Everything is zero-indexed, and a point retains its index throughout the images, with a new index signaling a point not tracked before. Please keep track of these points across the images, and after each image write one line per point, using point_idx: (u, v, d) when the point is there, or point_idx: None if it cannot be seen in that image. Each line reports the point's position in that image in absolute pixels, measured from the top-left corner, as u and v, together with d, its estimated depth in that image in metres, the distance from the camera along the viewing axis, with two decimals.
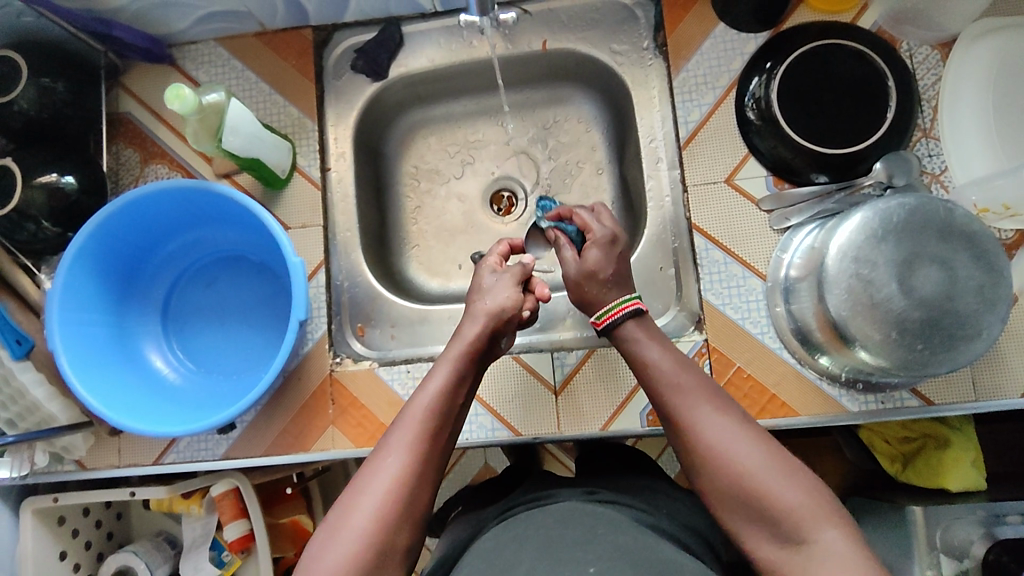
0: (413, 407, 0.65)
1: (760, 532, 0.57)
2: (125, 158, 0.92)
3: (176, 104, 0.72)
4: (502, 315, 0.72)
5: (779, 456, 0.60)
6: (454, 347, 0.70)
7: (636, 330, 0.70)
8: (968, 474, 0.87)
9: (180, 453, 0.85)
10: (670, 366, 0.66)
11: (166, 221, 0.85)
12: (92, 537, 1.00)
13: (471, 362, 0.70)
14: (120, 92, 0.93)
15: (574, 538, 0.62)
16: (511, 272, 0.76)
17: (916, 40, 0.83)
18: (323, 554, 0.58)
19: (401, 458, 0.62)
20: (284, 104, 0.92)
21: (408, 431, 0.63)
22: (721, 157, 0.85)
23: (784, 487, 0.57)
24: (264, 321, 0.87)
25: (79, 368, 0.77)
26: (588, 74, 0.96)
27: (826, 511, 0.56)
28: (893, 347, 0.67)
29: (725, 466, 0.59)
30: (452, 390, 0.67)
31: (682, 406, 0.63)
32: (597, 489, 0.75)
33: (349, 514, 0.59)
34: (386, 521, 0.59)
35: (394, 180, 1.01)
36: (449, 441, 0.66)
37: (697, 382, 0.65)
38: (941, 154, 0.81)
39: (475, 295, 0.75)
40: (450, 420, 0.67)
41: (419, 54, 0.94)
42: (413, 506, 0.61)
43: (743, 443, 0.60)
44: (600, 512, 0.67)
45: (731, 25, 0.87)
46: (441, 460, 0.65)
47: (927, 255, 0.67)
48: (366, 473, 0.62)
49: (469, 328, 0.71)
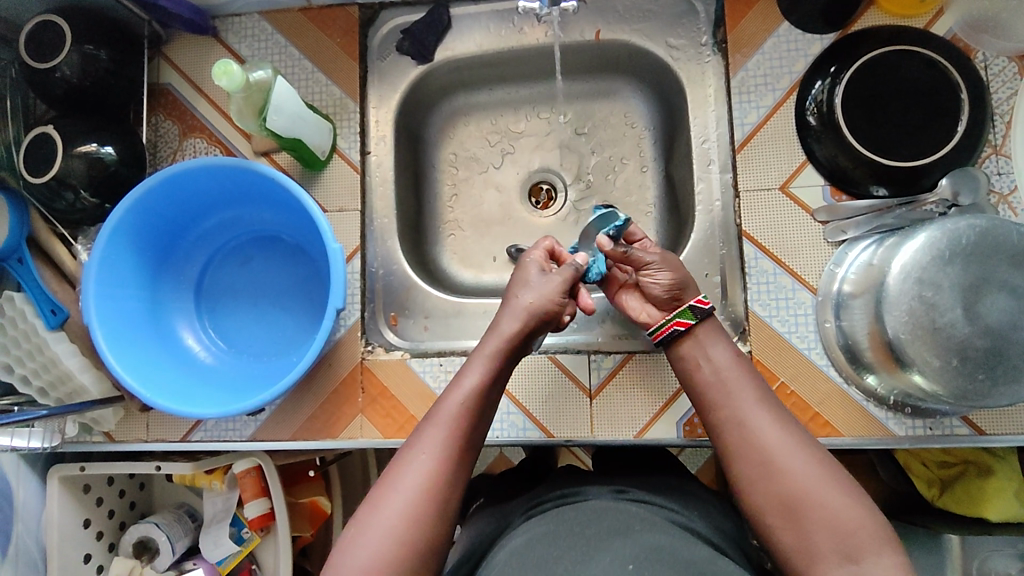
0: (448, 402, 0.64)
1: (808, 546, 0.56)
2: (164, 130, 0.91)
3: (222, 80, 0.70)
4: (544, 315, 0.70)
5: (834, 472, 0.59)
6: (490, 342, 0.68)
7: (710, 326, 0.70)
8: (1012, 506, 0.84)
9: (207, 432, 0.85)
10: (734, 372, 0.66)
11: (205, 198, 0.84)
12: (115, 506, 1.00)
13: (507, 359, 0.68)
14: (162, 62, 0.92)
15: (606, 541, 0.60)
16: (561, 275, 0.72)
17: (993, 50, 0.78)
18: (356, 550, 0.57)
19: (433, 454, 0.61)
20: (326, 84, 0.90)
21: (442, 427, 0.62)
22: (777, 163, 0.82)
23: (838, 501, 0.57)
24: (296, 303, 0.86)
25: (113, 342, 0.76)
26: (640, 67, 0.93)
27: (879, 532, 0.56)
28: (952, 375, 0.64)
29: (781, 478, 0.59)
30: (488, 388, 0.66)
31: (738, 414, 0.63)
32: (627, 487, 0.73)
33: (384, 512, 0.58)
34: (422, 523, 0.58)
35: (433, 166, 0.99)
36: (481, 437, 0.65)
37: (758, 395, 0.64)
38: (1011, 173, 0.77)
39: (514, 291, 0.73)
40: (486, 421, 0.65)
41: (467, 38, 0.91)
42: (445, 504, 0.60)
43: (799, 456, 0.60)
44: (633, 512, 0.66)
45: (796, 25, 0.83)
46: (473, 457, 0.64)
47: (995, 282, 0.64)
48: (397, 467, 0.61)
49: (507, 325, 0.69)
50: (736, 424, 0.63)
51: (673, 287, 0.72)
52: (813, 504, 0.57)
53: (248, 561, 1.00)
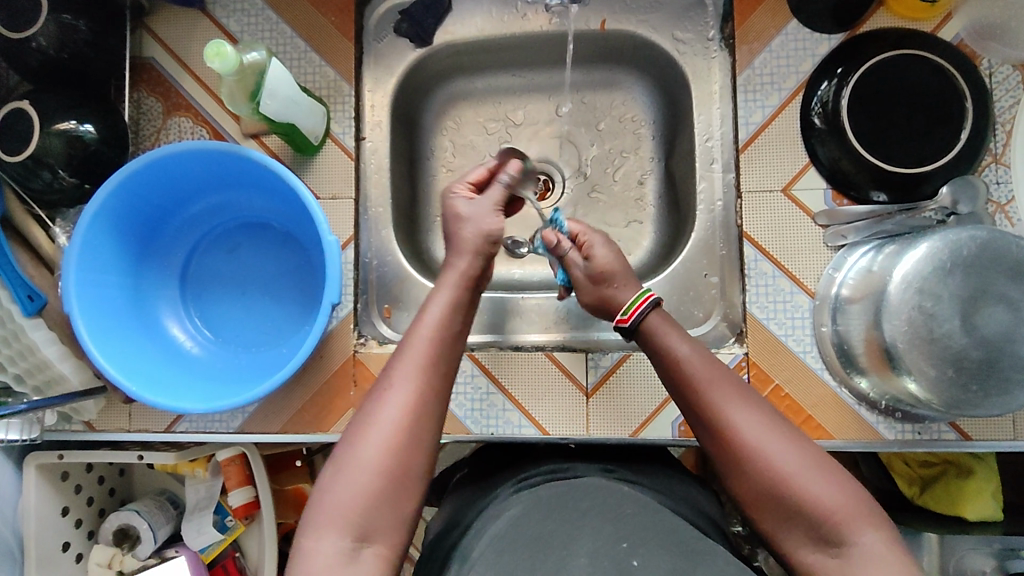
0: (413, 337, 0.63)
1: (790, 529, 0.56)
2: (147, 107, 0.86)
3: (215, 62, 0.67)
4: (495, 242, 0.71)
5: (811, 454, 0.58)
6: (449, 276, 0.68)
7: (660, 326, 0.68)
8: (990, 506, 0.88)
9: (193, 423, 0.83)
10: (698, 363, 0.63)
11: (189, 183, 0.80)
12: (93, 493, 0.98)
13: (470, 288, 0.68)
14: (145, 35, 0.87)
15: (593, 517, 0.59)
16: (489, 199, 0.73)
17: (999, 58, 0.78)
18: (333, 487, 0.56)
19: (402, 391, 0.59)
20: (320, 64, 0.86)
21: (409, 361, 0.61)
22: (781, 165, 0.81)
23: (820, 484, 0.56)
24: (287, 292, 0.84)
25: (85, 307, 0.73)
26: (644, 59, 0.91)
27: (862, 510, 0.55)
28: (946, 385, 0.65)
29: (757, 465, 0.57)
30: (451, 317, 0.65)
31: (707, 407, 0.61)
32: (613, 466, 0.74)
33: (358, 447, 0.57)
34: (399, 451, 0.57)
35: (428, 153, 0.96)
36: (454, 369, 0.64)
37: (727, 384, 0.62)
38: (1009, 183, 0.77)
39: (459, 224, 0.72)
40: (452, 345, 0.64)
41: (468, 21, 0.89)
42: (424, 432, 0.59)
43: (774, 438, 0.58)
44: (623, 492, 0.64)
45: (805, 23, 0.81)
46: (447, 387, 0.63)
47: (993, 294, 0.65)
48: (371, 401, 0.60)
49: (462, 256, 0.69)
50: (705, 415, 0.61)
51: (612, 297, 0.72)
52: (792, 494, 0.56)
53: (232, 549, 0.99)
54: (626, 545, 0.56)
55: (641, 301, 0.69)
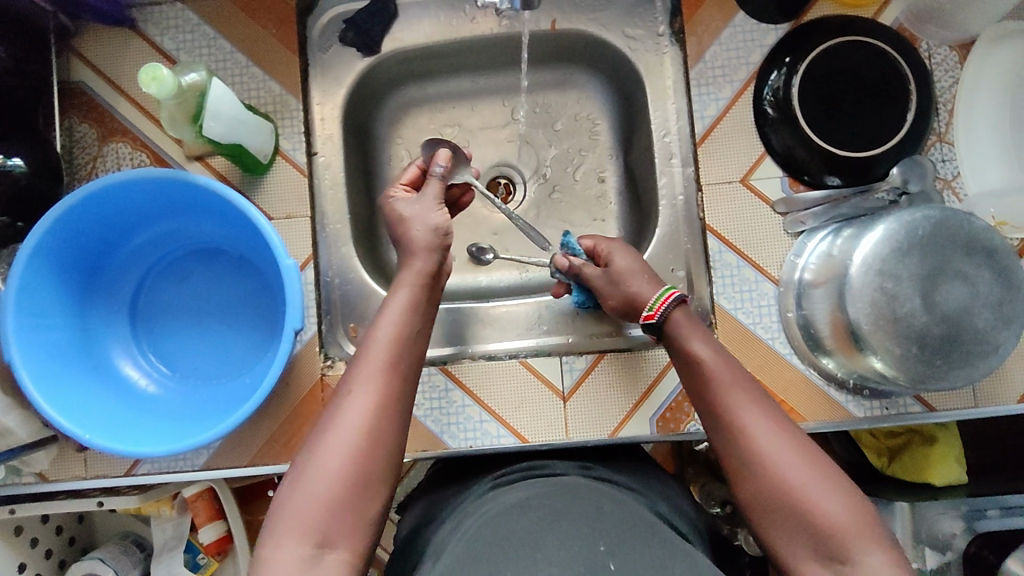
0: (371, 342, 0.60)
1: (793, 542, 0.56)
2: (80, 135, 0.81)
3: (151, 86, 0.63)
4: (443, 234, 0.68)
5: (827, 470, 0.57)
6: (406, 275, 0.66)
7: (683, 321, 0.68)
8: (953, 470, 0.91)
9: (155, 464, 0.79)
10: (720, 368, 0.63)
11: (131, 214, 0.76)
12: (52, 545, 0.92)
13: (429, 289, 0.66)
14: (72, 58, 0.82)
15: (576, 520, 0.58)
16: (428, 192, 0.71)
17: (936, 40, 0.80)
18: (294, 499, 0.54)
19: (362, 396, 0.57)
20: (264, 79, 0.82)
21: (368, 364, 0.59)
22: (737, 156, 0.82)
23: (829, 499, 0.55)
24: (247, 319, 0.80)
25: (23, 344, 0.68)
26: (596, 57, 0.91)
27: (870, 531, 0.54)
28: (912, 361, 0.67)
29: (766, 477, 0.57)
30: (409, 319, 0.63)
31: (725, 413, 0.61)
32: (593, 464, 0.74)
33: (318, 457, 0.55)
34: (362, 455, 0.55)
35: (383, 163, 0.94)
36: (415, 369, 0.62)
37: (746, 392, 0.61)
38: (954, 159, 0.80)
39: (407, 224, 0.69)
40: (413, 346, 0.62)
41: (416, 27, 0.87)
42: (386, 437, 0.57)
43: (787, 454, 0.58)
44: (598, 488, 0.65)
45: (752, 15, 0.82)
46: (410, 388, 0.61)
47: (951, 270, 0.67)
48: (332, 409, 0.57)
49: (416, 256, 0.66)
50: (722, 422, 0.61)
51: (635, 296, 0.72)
52: (796, 504, 0.55)
53: None
54: (604, 548, 0.55)
55: (665, 296, 0.69)
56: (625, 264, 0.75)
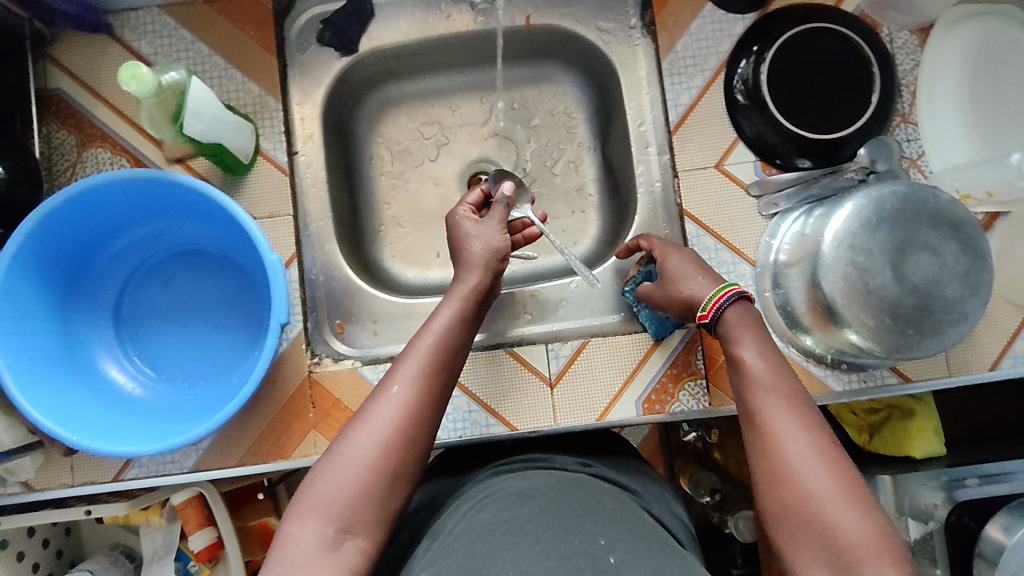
0: (418, 344, 0.61)
1: (805, 554, 0.52)
2: (58, 141, 0.81)
3: (131, 85, 0.63)
4: (499, 257, 0.70)
5: (849, 482, 0.54)
6: (458, 289, 0.67)
7: (737, 318, 0.65)
8: (931, 442, 0.93)
9: (144, 468, 0.78)
10: (760, 367, 0.61)
11: (111, 216, 0.76)
12: (39, 558, 0.91)
13: (477, 304, 0.67)
14: (50, 65, 0.82)
15: (581, 520, 0.57)
16: (493, 219, 0.73)
17: (896, 25, 0.84)
18: (318, 484, 0.54)
19: (400, 393, 0.58)
20: (243, 81, 0.83)
21: (412, 364, 0.60)
22: (711, 143, 0.84)
23: (845, 515, 0.52)
24: (233, 320, 0.80)
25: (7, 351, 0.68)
26: (571, 52, 0.93)
27: (891, 553, 0.50)
28: (885, 332, 0.69)
29: (786, 483, 0.54)
30: (459, 328, 0.64)
31: (755, 413, 0.59)
32: (591, 459, 0.74)
33: (349, 445, 0.56)
34: (393, 449, 0.56)
35: (364, 162, 0.95)
36: (455, 378, 0.63)
37: (783, 398, 0.59)
38: (918, 139, 0.83)
39: (464, 242, 0.71)
40: (457, 355, 0.63)
41: (393, 26, 0.88)
42: (415, 434, 0.57)
43: (813, 463, 0.54)
44: (601, 487, 0.65)
45: (719, 6, 0.85)
46: (448, 396, 0.61)
47: (919, 242, 0.69)
48: (369, 402, 0.58)
49: (473, 272, 0.68)
50: (752, 425, 0.59)
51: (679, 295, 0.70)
52: (812, 514, 0.52)
53: None
54: (604, 541, 0.55)
55: (720, 296, 0.66)
56: (676, 267, 0.71)
